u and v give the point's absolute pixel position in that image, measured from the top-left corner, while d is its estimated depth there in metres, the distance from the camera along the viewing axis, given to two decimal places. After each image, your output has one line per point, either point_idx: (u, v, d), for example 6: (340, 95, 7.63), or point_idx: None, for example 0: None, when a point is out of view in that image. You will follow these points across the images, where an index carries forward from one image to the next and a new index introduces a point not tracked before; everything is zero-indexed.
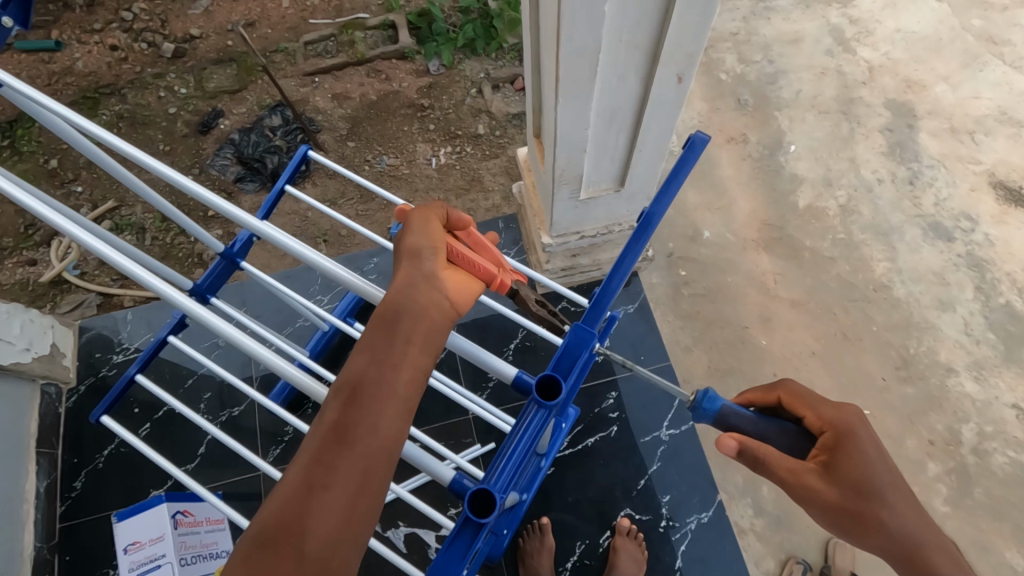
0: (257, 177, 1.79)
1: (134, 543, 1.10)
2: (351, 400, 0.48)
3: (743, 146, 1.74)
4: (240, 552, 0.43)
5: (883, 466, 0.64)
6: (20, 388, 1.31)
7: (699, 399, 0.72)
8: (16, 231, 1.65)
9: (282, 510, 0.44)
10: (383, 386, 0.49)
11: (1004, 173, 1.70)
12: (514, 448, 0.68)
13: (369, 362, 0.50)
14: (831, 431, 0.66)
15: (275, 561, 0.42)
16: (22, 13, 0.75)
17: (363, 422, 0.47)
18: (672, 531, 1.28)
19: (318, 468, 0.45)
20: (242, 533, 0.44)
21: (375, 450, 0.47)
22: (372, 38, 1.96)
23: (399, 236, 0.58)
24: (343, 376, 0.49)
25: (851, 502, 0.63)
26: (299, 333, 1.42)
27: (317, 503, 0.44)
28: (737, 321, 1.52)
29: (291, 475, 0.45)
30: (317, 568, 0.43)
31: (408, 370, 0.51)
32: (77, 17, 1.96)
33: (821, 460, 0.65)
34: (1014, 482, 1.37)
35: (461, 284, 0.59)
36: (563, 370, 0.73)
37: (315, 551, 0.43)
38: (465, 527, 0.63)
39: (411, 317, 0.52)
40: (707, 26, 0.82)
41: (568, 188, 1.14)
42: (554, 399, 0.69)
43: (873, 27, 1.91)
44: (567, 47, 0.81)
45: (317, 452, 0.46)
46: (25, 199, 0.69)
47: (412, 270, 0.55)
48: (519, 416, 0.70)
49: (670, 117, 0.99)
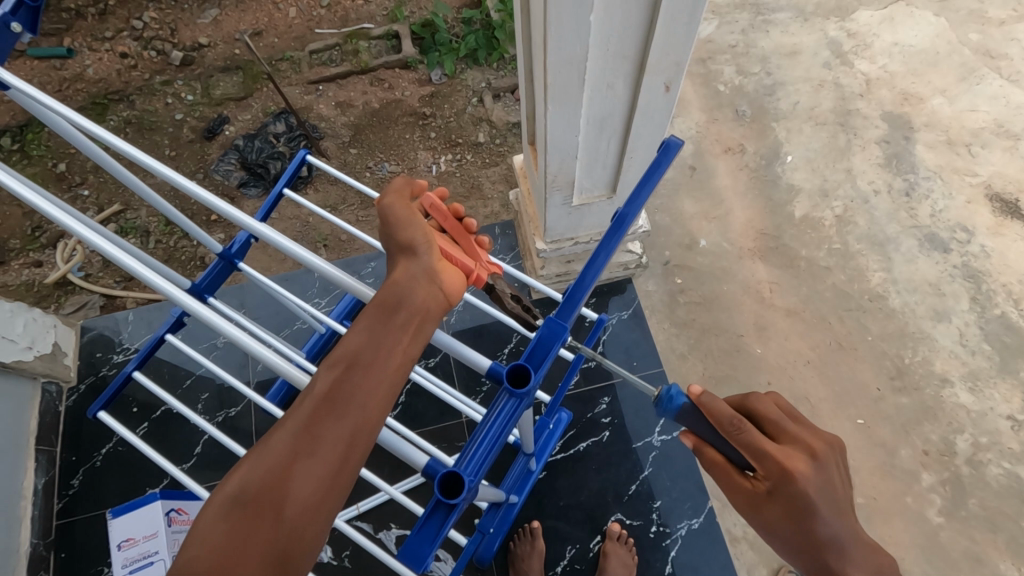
0: (260, 183, 1.82)
1: (127, 539, 1.11)
2: (344, 376, 0.49)
3: (741, 156, 1.75)
4: (221, 507, 0.45)
5: (828, 512, 0.60)
6: (21, 386, 1.32)
7: (661, 395, 0.67)
8: (23, 233, 1.69)
9: (266, 475, 0.45)
10: (374, 366, 0.50)
11: (1000, 186, 1.71)
12: (484, 437, 0.63)
13: (364, 343, 0.51)
14: (772, 479, 0.61)
15: (255, 522, 0.44)
16: (30, 18, 0.77)
17: (352, 400, 0.49)
18: (663, 536, 1.28)
19: (305, 436, 0.47)
20: (223, 489, 0.46)
21: (361, 427, 0.48)
22: (376, 48, 2.00)
23: (393, 225, 0.58)
24: (339, 351, 0.51)
25: (786, 539, 0.64)
26: (297, 335, 1.44)
27: (300, 472, 0.46)
28: (732, 330, 1.53)
29: (278, 441, 0.47)
30: (292, 534, 0.45)
31: (399, 355, 0.51)
32: (88, 25, 2.00)
33: (760, 494, 0.63)
34: (1009, 494, 1.37)
35: (454, 274, 0.58)
36: (534, 362, 0.66)
37: (293, 518, 0.45)
38: (436, 509, 0.58)
39: (409, 304, 0.53)
40: (692, 36, 0.84)
41: (560, 193, 1.15)
42: (525, 388, 0.63)
43: (871, 41, 1.93)
44: (555, 55, 0.83)
45: (305, 421, 0.47)
46: (28, 197, 0.71)
47: (411, 260, 0.56)
48: (490, 404, 0.64)
49: (661, 124, 1.01)
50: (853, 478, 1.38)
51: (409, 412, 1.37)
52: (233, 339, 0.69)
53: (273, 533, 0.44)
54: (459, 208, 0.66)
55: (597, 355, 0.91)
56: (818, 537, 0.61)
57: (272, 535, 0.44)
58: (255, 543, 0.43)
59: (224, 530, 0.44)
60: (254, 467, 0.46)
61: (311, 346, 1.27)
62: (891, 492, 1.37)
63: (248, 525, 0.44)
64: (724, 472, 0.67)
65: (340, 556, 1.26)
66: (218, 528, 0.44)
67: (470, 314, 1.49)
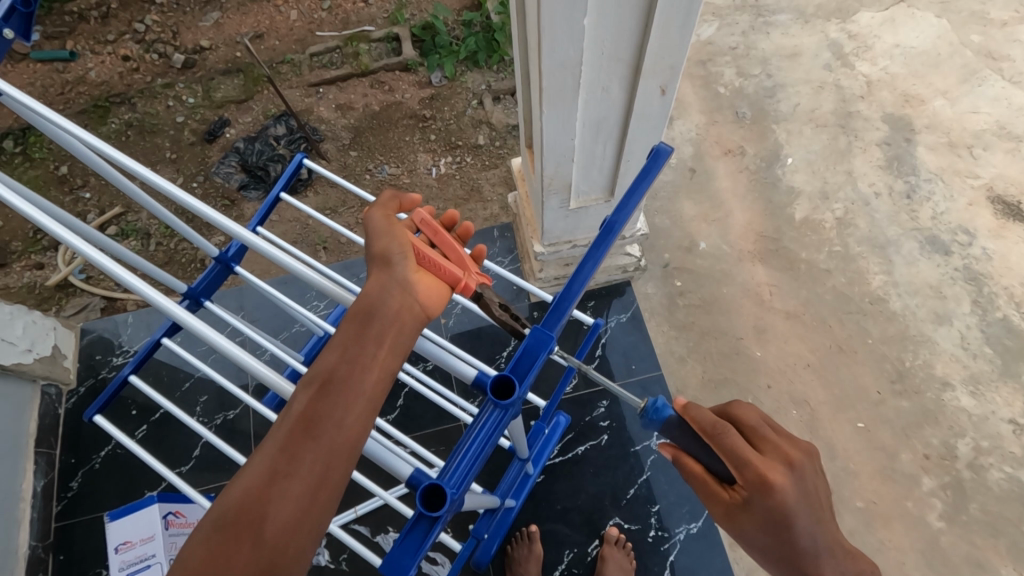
0: (260, 185, 1.83)
1: (124, 542, 1.11)
2: (320, 394, 0.49)
3: (741, 158, 1.75)
4: (202, 533, 0.45)
5: (807, 521, 0.60)
6: (21, 389, 1.33)
7: (648, 406, 0.70)
8: (24, 235, 1.70)
9: (244, 496, 0.45)
10: (351, 381, 0.50)
11: (1003, 188, 1.70)
12: (468, 448, 0.62)
13: (340, 359, 0.51)
14: (750, 488, 0.60)
15: (234, 545, 0.44)
16: (24, 24, 0.78)
17: (330, 416, 0.49)
18: (661, 541, 1.28)
19: (282, 455, 0.47)
20: (203, 516, 0.46)
21: (340, 441, 0.48)
22: (377, 50, 2.00)
23: (369, 242, 0.59)
24: (315, 369, 0.51)
25: (762, 549, 0.63)
26: (295, 338, 1.45)
27: (279, 491, 0.46)
28: (732, 333, 1.52)
29: (255, 463, 0.47)
30: (273, 553, 0.44)
31: (376, 370, 0.51)
32: (91, 28, 2.01)
33: (737, 503, 0.63)
34: (1011, 498, 1.36)
35: (433, 284, 0.59)
36: (520, 372, 0.65)
37: (272, 537, 0.45)
38: (419, 521, 0.57)
39: (385, 317, 0.53)
40: (686, 40, 0.84)
41: (557, 197, 1.15)
42: (509, 399, 0.63)
43: (872, 43, 1.92)
44: (549, 58, 0.83)
45: (282, 441, 0.48)
46: (12, 199, 0.70)
47: (386, 273, 0.57)
48: (475, 415, 0.64)
49: (656, 128, 1.01)
50: (854, 482, 1.37)
51: (407, 415, 1.38)
52: (215, 343, 0.67)
53: (253, 554, 0.44)
54: (457, 212, 0.67)
55: (586, 367, 0.91)
56: (798, 546, 0.60)
57: (252, 556, 0.44)
58: (236, 566, 0.43)
59: (204, 555, 0.44)
60: (233, 491, 0.46)
61: (309, 349, 1.26)
62: (892, 497, 1.36)
63: (227, 549, 0.44)
64: (701, 478, 0.66)
65: (337, 559, 1.26)
66: (199, 554, 0.44)
67: (468, 317, 1.49)
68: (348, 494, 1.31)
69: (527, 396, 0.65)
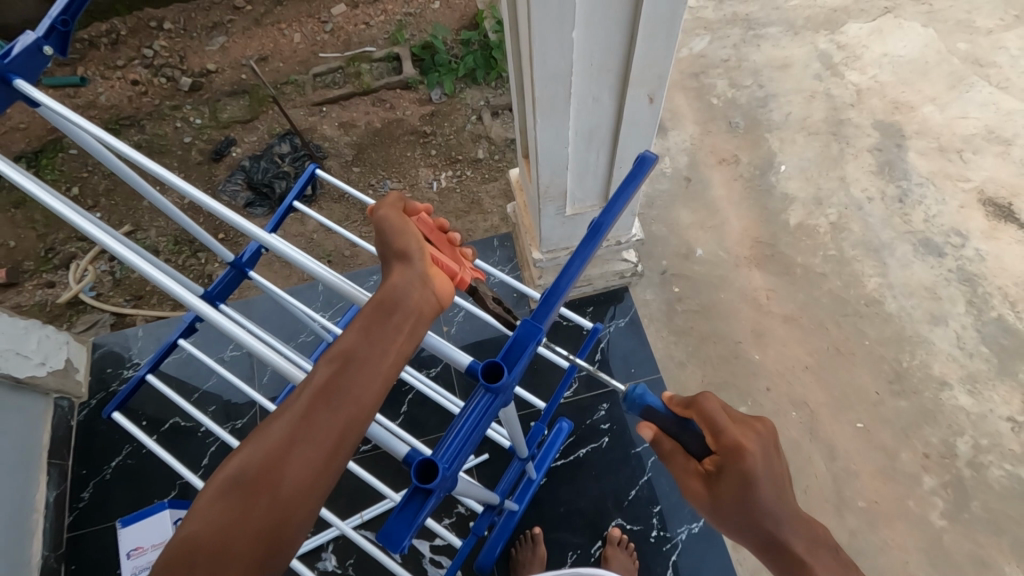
0: (266, 202, 1.88)
1: (137, 548, 1.14)
2: (341, 369, 0.50)
3: (735, 166, 1.79)
4: (217, 487, 0.45)
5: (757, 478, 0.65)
6: (34, 402, 1.36)
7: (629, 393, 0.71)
8: (36, 255, 1.75)
9: (263, 458, 0.46)
10: (371, 360, 0.51)
11: (993, 190, 1.73)
12: (458, 431, 0.65)
13: (361, 337, 0.51)
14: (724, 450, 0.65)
15: (251, 503, 0.45)
16: (61, 42, 0.82)
17: (350, 391, 0.49)
18: (664, 541, 1.29)
19: (302, 424, 0.47)
20: (218, 472, 0.46)
21: (357, 415, 0.49)
22: (378, 69, 2.05)
23: (387, 234, 0.58)
24: (337, 346, 0.51)
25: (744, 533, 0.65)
26: (303, 347, 1.48)
27: (295, 457, 0.46)
28: (731, 337, 1.54)
29: (275, 427, 0.47)
30: (287, 514, 0.45)
31: (395, 351, 0.52)
32: (101, 54, 2.07)
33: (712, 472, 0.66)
34: (1012, 496, 1.37)
35: (443, 277, 0.59)
36: (511, 359, 0.67)
37: (286, 501, 0.45)
38: (414, 495, 0.59)
39: (406, 305, 0.54)
40: (671, 50, 0.88)
41: (553, 204, 1.19)
42: (499, 383, 0.65)
43: (861, 52, 1.97)
44: (542, 71, 0.87)
45: (303, 410, 0.48)
46: (28, 187, 0.73)
47: (407, 266, 0.56)
48: (466, 401, 0.66)
49: (647, 134, 1.04)
50: (856, 482, 1.38)
51: (411, 421, 1.40)
52: (223, 327, 0.68)
53: (266, 513, 0.44)
54: (445, 221, 0.69)
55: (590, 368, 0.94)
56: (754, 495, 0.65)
57: (267, 516, 0.44)
58: (250, 524, 0.44)
59: (222, 508, 0.44)
60: (251, 452, 0.46)
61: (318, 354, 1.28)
62: (893, 496, 1.37)
63: (244, 506, 0.44)
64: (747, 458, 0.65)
65: (343, 565, 1.28)
66: (216, 507, 0.45)
67: (472, 325, 1.52)
68: (355, 499, 1.33)
69: (517, 383, 0.67)
